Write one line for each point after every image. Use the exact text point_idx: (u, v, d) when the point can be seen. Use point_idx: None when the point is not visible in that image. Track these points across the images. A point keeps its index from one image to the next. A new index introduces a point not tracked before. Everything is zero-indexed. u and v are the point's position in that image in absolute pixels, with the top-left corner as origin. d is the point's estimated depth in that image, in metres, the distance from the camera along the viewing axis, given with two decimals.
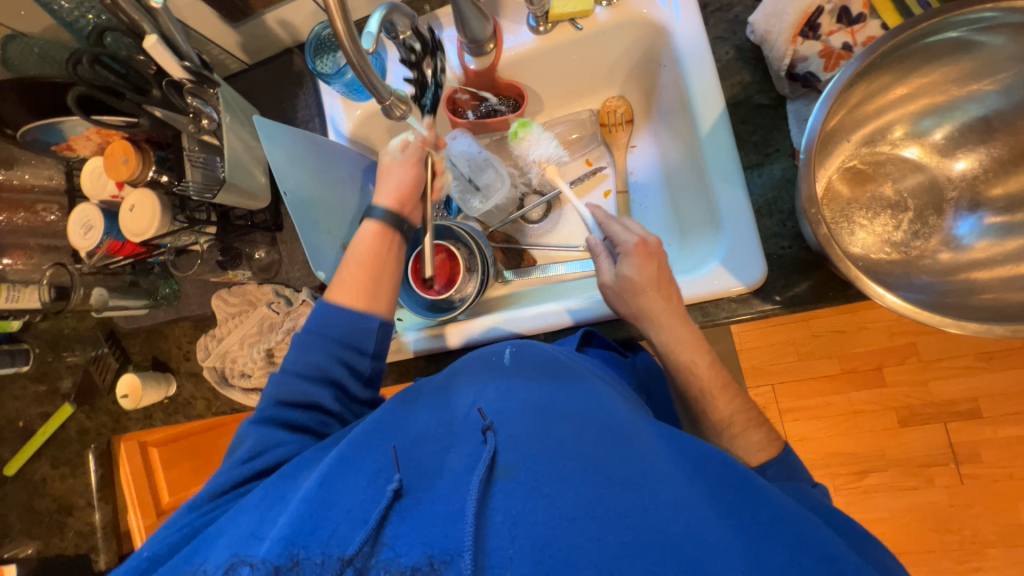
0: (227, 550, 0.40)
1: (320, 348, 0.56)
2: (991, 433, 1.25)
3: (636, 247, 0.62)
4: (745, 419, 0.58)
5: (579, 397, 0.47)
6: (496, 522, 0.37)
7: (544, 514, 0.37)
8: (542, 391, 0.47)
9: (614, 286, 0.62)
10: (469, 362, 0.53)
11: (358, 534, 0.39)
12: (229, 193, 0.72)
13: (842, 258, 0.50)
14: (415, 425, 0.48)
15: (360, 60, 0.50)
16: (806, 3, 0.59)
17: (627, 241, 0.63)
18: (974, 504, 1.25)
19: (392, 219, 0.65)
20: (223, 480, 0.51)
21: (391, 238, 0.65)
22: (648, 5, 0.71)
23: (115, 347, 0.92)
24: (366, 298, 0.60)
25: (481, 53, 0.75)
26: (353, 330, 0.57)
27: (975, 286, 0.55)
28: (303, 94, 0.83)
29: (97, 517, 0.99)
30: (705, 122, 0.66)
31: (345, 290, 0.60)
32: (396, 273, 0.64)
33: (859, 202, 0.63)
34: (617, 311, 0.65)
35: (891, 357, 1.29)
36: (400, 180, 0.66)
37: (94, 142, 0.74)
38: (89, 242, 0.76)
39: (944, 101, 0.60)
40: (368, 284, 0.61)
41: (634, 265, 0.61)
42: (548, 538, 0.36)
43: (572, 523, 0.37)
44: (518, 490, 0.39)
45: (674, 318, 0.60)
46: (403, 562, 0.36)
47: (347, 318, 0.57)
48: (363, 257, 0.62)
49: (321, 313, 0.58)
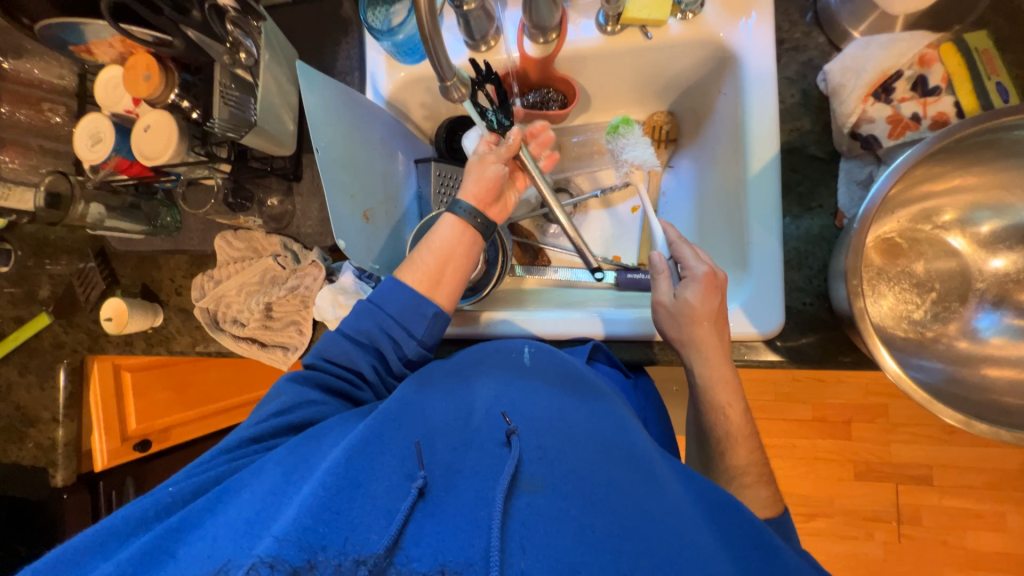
0: (250, 516, 0.42)
1: (377, 318, 0.62)
2: (939, 502, 1.30)
3: (706, 276, 0.62)
4: (754, 473, 0.59)
5: (587, 413, 0.55)
6: (517, 537, 0.41)
7: (561, 532, 0.41)
8: (557, 404, 0.55)
9: (672, 308, 0.62)
10: (491, 356, 0.64)
11: (382, 532, 0.40)
12: (258, 138, 0.68)
13: (869, 329, 0.50)
14: (439, 416, 0.54)
15: (432, 27, 0.46)
16: (887, 65, 0.59)
17: (696, 267, 0.63)
18: (905, 562, 1.31)
19: (470, 216, 0.66)
20: (257, 430, 0.55)
21: (468, 233, 0.66)
22: (726, 28, 0.68)
23: (103, 266, 0.88)
24: (429, 286, 0.64)
25: (541, 40, 0.72)
26: (409, 311, 0.62)
27: (984, 382, 0.57)
28: (346, 44, 0.78)
29: (59, 433, 0.95)
30: (755, 162, 0.65)
31: (413, 270, 0.64)
32: (463, 266, 0.66)
33: (888, 273, 0.63)
34: (662, 332, 0.65)
35: (863, 415, 1.33)
36: (487, 179, 0.67)
37: (118, 50, 0.70)
38: (95, 156, 0.71)
39: (999, 195, 0.60)
40: (436, 275, 0.64)
41: (698, 292, 0.61)
42: (570, 562, 0.39)
43: (583, 538, 0.41)
44: (538, 501, 0.44)
45: (717, 354, 0.61)
46: (415, 567, 0.38)
47: (406, 299, 0.62)
48: (439, 248, 0.65)
49: (385, 288, 0.63)
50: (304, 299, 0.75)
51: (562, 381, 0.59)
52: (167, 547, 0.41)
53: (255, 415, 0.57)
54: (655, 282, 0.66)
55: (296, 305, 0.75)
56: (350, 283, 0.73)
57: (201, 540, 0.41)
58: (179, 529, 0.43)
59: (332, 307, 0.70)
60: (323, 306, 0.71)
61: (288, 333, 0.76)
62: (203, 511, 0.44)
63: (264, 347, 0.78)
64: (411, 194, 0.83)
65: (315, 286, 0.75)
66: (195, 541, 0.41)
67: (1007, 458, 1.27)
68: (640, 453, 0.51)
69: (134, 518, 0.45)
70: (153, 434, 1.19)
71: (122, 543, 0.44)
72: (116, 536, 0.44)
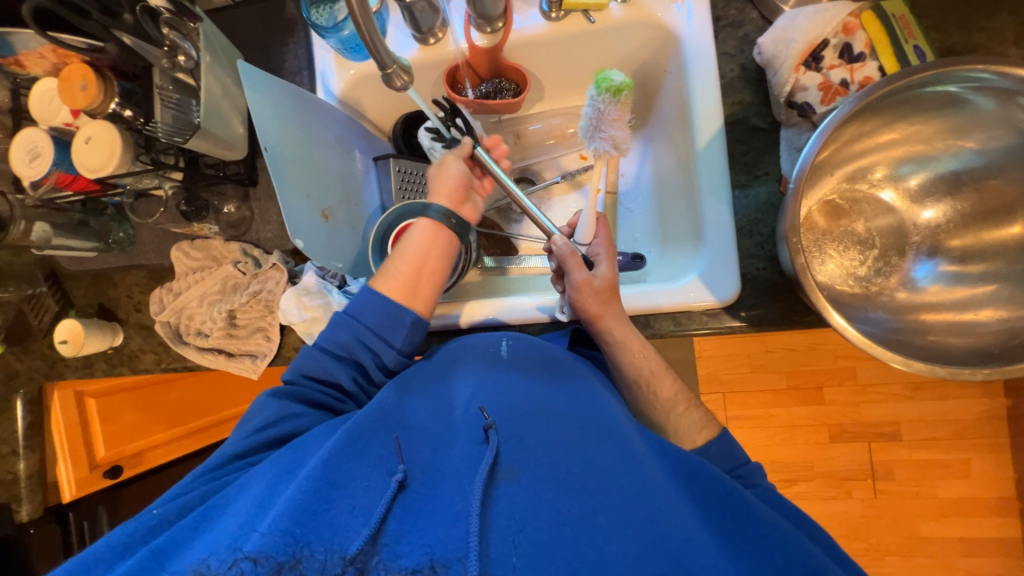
0: (223, 533, 0.41)
1: (352, 329, 0.60)
2: (908, 455, 1.36)
3: (607, 250, 0.70)
4: (683, 401, 0.65)
5: (572, 402, 0.56)
6: (499, 525, 0.41)
7: (541, 518, 0.42)
8: (539, 393, 0.55)
9: (598, 285, 0.64)
10: (469, 353, 0.62)
11: (362, 529, 0.40)
12: (203, 141, 0.67)
13: (814, 287, 0.53)
14: (420, 419, 0.54)
15: (366, 20, 0.46)
16: (813, 34, 0.62)
17: (599, 249, 0.70)
18: (882, 516, 1.37)
19: (444, 217, 0.66)
20: (240, 446, 0.54)
21: (441, 234, 0.66)
22: (663, 9, 0.71)
23: (55, 288, 0.85)
24: (406, 293, 0.63)
25: (488, 30, 0.73)
26: (385, 320, 0.61)
27: (923, 326, 0.60)
28: (293, 43, 0.78)
29: (20, 466, 0.91)
30: (702, 135, 0.67)
31: (390, 281, 0.63)
32: (439, 272, 0.65)
33: (832, 234, 0.68)
34: (587, 314, 0.64)
35: (832, 379, 1.38)
36: (450, 179, 0.68)
37: (50, 61, 0.67)
38: (34, 172, 0.68)
39: (922, 150, 0.64)
40: (413, 282, 0.63)
41: (604, 265, 0.67)
42: (546, 543, 0.41)
43: (571, 532, 0.42)
44: (518, 491, 0.44)
45: (636, 350, 0.64)
46: (402, 564, 0.38)
47: (383, 307, 0.61)
48: (412, 255, 0.64)
49: (361, 299, 0.61)
50: (268, 304, 0.73)
51: (542, 370, 0.60)
52: (155, 564, 0.41)
53: (236, 433, 0.56)
54: (575, 266, 0.64)
55: (260, 311, 0.74)
56: (313, 282, 0.72)
57: (189, 552, 0.41)
58: (167, 547, 0.42)
59: (297, 310, 0.69)
60: (288, 310, 0.70)
61: (255, 340, 0.75)
62: (191, 528, 0.44)
63: (232, 356, 0.77)
64: (372, 192, 0.82)
65: (277, 290, 0.73)
66: (182, 556, 0.41)
67: (965, 408, 1.34)
68: (618, 433, 0.53)
69: (119, 542, 0.44)
70: (124, 460, 1.14)
71: (109, 568, 0.44)
72: (103, 559, 0.44)
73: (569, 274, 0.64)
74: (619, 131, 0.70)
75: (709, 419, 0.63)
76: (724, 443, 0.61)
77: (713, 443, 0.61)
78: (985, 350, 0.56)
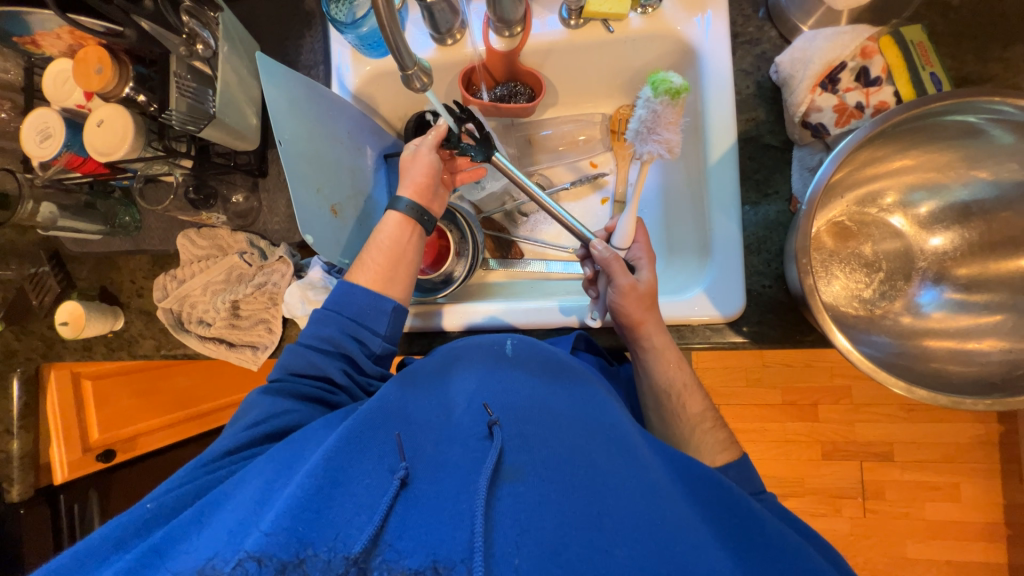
0: (224, 527, 0.41)
1: (335, 323, 0.61)
2: (900, 476, 1.36)
3: (646, 253, 0.69)
4: (710, 418, 0.65)
5: (575, 403, 0.56)
6: (503, 526, 0.41)
7: (546, 518, 0.42)
8: (542, 392, 0.55)
9: (644, 290, 0.63)
10: (471, 351, 0.62)
11: (365, 528, 0.40)
12: (217, 131, 0.67)
13: (821, 308, 0.53)
14: (422, 416, 0.54)
15: (390, 20, 0.46)
16: (831, 57, 0.62)
17: (640, 253, 0.69)
18: (871, 536, 1.38)
19: (414, 212, 0.68)
20: (231, 442, 0.54)
21: (413, 228, 0.68)
22: (683, 23, 0.71)
23: (58, 269, 0.85)
24: (382, 282, 0.64)
25: (506, 34, 0.72)
26: (367, 310, 0.62)
27: (925, 353, 0.61)
28: (311, 36, 0.78)
29: (15, 446, 0.93)
30: (715, 150, 0.68)
31: (364, 271, 0.64)
32: (413, 262, 0.67)
33: (839, 255, 0.68)
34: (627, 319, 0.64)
35: (827, 398, 1.38)
36: (421, 172, 0.68)
37: (66, 42, 0.67)
38: (44, 152, 0.68)
39: (934, 178, 0.65)
40: (388, 271, 0.64)
41: (647, 270, 0.67)
42: (555, 546, 0.41)
43: (575, 531, 0.42)
44: (523, 491, 0.44)
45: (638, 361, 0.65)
46: (407, 564, 0.38)
47: (363, 299, 0.62)
48: (387, 246, 0.66)
49: (339, 291, 0.63)
50: (272, 296, 0.73)
51: (546, 370, 0.59)
52: (152, 556, 0.41)
53: (230, 429, 0.56)
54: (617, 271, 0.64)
55: (264, 302, 0.74)
56: (319, 277, 0.72)
57: (189, 548, 0.41)
58: (164, 544, 0.42)
59: (302, 303, 0.70)
60: (293, 303, 0.70)
61: (258, 331, 0.75)
62: (190, 524, 0.43)
63: (233, 346, 0.77)
64: (381, 190, 0.82)
65: (283, 283, 0.73)
66: (182, 552, 0.41)
67: (958, 432, 1.34)
68: (620, 435, 0.53)
69: (114, 535, 0.44)
70: (116, 445, 1.11)
71: (102, 561, 0.43)
72: (99, 552, 0.43)
73: (614, 279, 0.63)
74: (674, 135, 0.65)
75: (733, 442, 0.63)
76: (722, 459, 0.61)
77: (712, 458, 0.61)
78: (987, 380, 0.56)
